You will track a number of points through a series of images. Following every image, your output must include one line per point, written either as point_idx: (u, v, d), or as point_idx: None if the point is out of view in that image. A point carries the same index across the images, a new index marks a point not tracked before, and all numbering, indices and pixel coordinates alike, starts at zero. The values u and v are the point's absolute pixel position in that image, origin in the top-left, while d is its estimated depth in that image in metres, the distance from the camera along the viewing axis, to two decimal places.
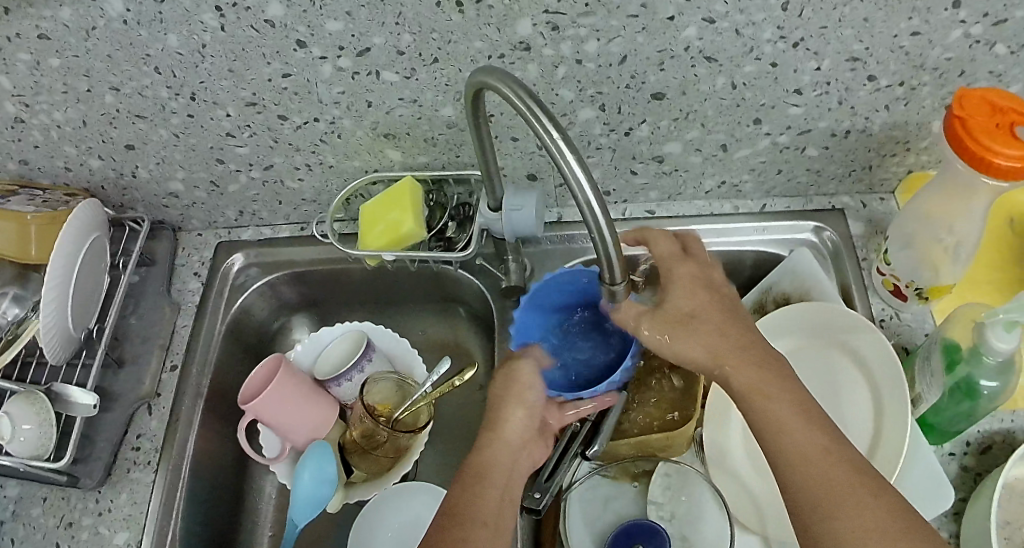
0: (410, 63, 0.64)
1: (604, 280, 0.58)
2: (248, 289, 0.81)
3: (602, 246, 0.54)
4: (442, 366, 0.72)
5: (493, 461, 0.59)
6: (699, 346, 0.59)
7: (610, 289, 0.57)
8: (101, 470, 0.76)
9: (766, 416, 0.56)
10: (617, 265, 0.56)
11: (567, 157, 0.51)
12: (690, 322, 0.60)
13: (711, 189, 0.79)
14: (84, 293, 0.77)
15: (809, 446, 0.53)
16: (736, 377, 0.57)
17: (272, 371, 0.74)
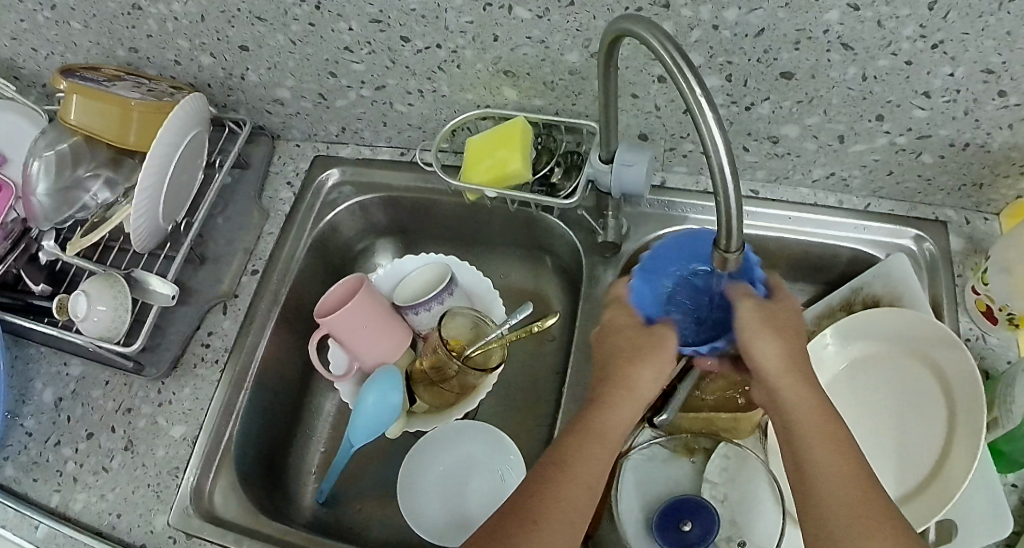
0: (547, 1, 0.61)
1: (717, 247, 0.53)
2: (339, 206, 0.81)
3: (723, 210, 0.50)
4: (523, 312, 0.72)
5: (578, 468, 0.56)
6: (781, 351, 0.57)
7: (723, 256, 0.52)
8: (168, 362, 0.77)
9: (816, 444, 0.55)
10: (734, 235, 0.51)
11: (703, 110, 0.48)
12: (777, 328, 0.58)
13: (819, 179, 0.78)
14: (178, 186, 0.78)
15: (849, 480, 0.53)
16: (786, 389, 0.57)
17: (352, 289, 0.74)
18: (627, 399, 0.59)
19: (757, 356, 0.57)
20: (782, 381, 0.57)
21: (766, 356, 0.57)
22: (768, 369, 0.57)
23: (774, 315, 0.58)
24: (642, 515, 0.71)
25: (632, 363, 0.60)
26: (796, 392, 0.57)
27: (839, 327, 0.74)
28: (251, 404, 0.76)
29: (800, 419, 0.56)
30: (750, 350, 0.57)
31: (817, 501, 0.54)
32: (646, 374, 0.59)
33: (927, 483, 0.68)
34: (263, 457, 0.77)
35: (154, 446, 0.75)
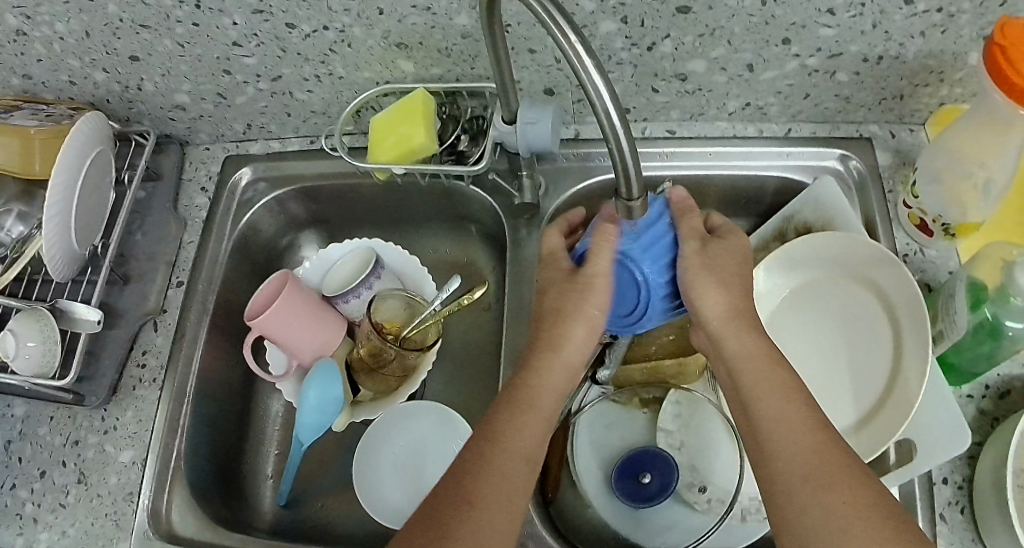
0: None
1: (620, 197, 0.54)
2: (255, 205, 0.79)
3: (617, 157, 0.50)
4: (452, 286, 0.71)
5: (500, 468, 0.52)
6: (723, 297, 0.56)
7: (627, 206, 0.53)
8: (107, 388, 0.76)
9: (764, 390, 0.53)
10: (635, 181, 0.52)
11: (584, 63, 0.47)
12: (722, 276, 0.56)
13: (735, 111, 0.76)
14: (89, 209, 0.76)
15: (795, 421, 0.51)
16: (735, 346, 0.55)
17: (279, 288, 0.73)
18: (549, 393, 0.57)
19: (706, 305, 0.56)
20: (727, 333, 0.56)
21: (714, 302, 0.56)
22: (707, 317, 0.56)
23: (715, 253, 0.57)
24: (604, 471, 0.71)
25: (560, 355, 0.58)
26: (742, 360, 0.55)
27: (775, 258, 0.72)
28: (197, 421, 0.75)
29: (745, 362, 0.55)
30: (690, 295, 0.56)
31: (771, 450, 0.51)
32: (576, 354, 0.58)
33: (881, 404, 0.67)
34: (220, 471, 0.76)
35: (106, 474, 0.75)
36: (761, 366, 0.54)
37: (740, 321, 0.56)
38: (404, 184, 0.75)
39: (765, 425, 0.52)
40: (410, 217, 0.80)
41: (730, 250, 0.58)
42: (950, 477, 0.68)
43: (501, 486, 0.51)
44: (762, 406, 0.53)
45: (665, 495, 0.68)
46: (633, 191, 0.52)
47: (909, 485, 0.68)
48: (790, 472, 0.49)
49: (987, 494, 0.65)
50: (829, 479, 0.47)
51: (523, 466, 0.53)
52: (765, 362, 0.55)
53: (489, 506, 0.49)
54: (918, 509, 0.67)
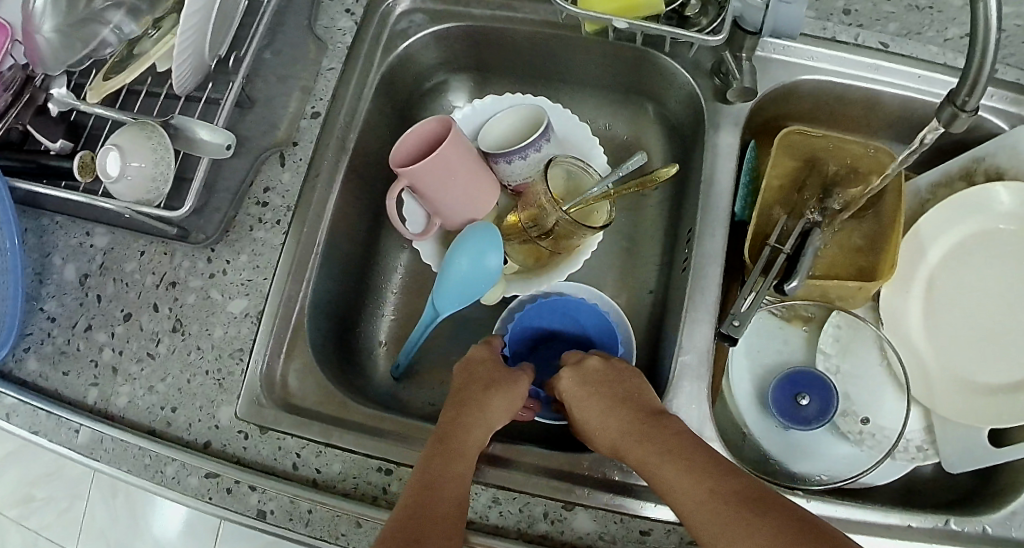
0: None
1: (950, 101, 0.48)
2: (412, 38, 0.70)
3: (975, 61, 0.45)
4: (636, 162, 0.62)
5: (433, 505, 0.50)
6: (617, 421, 0.55)
7: (958, 115, 0.47)
8: (219, 224, 0.67)
9: (681, 493, 0.50)
10: (981, 87, 0.46)
11: None
12: (607, 398, 0.57)
13: (952, 38, 0.68)
14: (223, 17, 0.64)
15: (714, 512, 0.48)
16: (628, 457, 0.54)
17: (436, 134, 0.64)
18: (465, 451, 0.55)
19: (597, 440, 0.57)
20: (622, 450, 0.55)
21: (602, 422, 0.56)
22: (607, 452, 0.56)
23: (582, 389, 0.58)
24: (757, 390, 0.68)
25: (475, 408, 0.57)
26: (640, 463, 0.53)
27: (961, 198, 0.69)
28: (322, 277, 0.67)
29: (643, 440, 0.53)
30: (586, 434, 0.58)
31: (686, 514, 0.49)
32: (495, 404, 0.58)
33: None
34: (339, 337, 0.69)
35: (209, 325, 0.66)
36: (635, 442, 0.54)
37: (614, 433, 0.55)
38: (596, 40, 0.67)
39: (671, 493, 0.50)
40: (579, 78, 0.73)
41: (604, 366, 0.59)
42: None
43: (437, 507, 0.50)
44: (661, 477, 0.51)
45: (823, 418, 0.65)
46: (970, 102, 0.47)
47: None
48: (708, 525, 0.48)
49: None
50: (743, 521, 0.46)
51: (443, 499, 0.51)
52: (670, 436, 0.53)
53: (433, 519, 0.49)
54: None
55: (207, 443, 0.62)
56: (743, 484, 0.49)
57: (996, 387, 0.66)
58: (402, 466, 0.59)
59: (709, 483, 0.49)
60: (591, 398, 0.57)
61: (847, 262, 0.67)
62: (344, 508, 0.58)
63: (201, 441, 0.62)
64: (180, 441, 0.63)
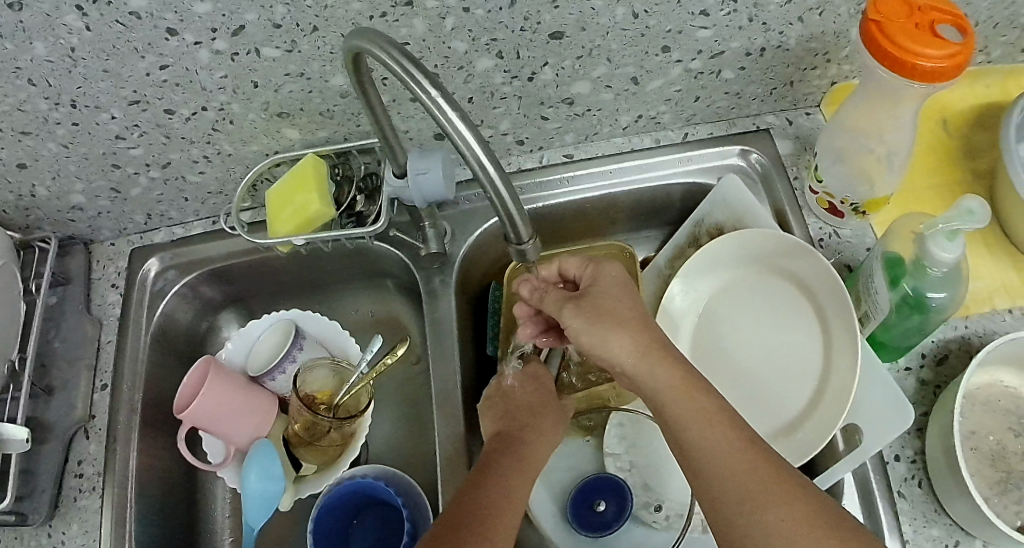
0: (252, 38, 0.60)
1: (510, 240, 0.56)
2: (168, 294, 0.78)
3: (503, 210, 0.53)
4: (374, 346, 0.70)
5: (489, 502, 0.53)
6: (630, 343, 0.56)
7: (517, 247, 0.56)
8: (49, 502, 0.73)
9: (684, 416, 0.53)
10: (522, 224, 0.54)
11: (447, 114, 0.48)
12: (612, 320, 0.57)
13: (629, 125, 0.76)
14: (2, 324, 0.73)
15: (724, 442, 0.51)
16: (617, 344, 0.56)
17: (202, 375, 0.71)
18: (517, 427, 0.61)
19: (611, 346, 0.57)
20: (644, 368, 0.56)
21: (617, 349, 0.57)
22: (618, 359, 0.57)
23: (593, 304, 0.59)
24: (557, 505, 0.71)
25: (537, 426, 0.62)
26: (660, 385, 0.55)
27: (693, 264, 0.72)
28: (144, 525, 0.72)
29: (662, 396, 0.55)
30: (597, 347, 0.57)
31: (702, 469, 0.52)
32: (549, 425, 0.63)
33: (823, 386, 0.67)
34: None
35: None
36: (662, 358, 0.56)
37: (635, 327, 0.57)
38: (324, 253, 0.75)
39: (693, 434, 0.52)
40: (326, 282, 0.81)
41: (608, 287, 0.60)
42: (902, 453, 0.69)
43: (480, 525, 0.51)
44: (681, 419, 0.53)
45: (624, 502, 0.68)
46: (522, 232, 0.55)
47: (863, 470, 0.68)
48: (727, 469, 0.51)
49: (938, 462, 0.65)
50: (768, 481, 0.50)
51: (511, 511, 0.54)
52: (683, 385, 0.54)
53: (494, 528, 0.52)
54: (874, 488, 0.67)
55: None
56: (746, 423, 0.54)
57: (774, 432, 0.68)
58: None
59: (745, 434, 0.52)
60: (612, 292, 0.59)
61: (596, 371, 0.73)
62: None
63: None
64: None
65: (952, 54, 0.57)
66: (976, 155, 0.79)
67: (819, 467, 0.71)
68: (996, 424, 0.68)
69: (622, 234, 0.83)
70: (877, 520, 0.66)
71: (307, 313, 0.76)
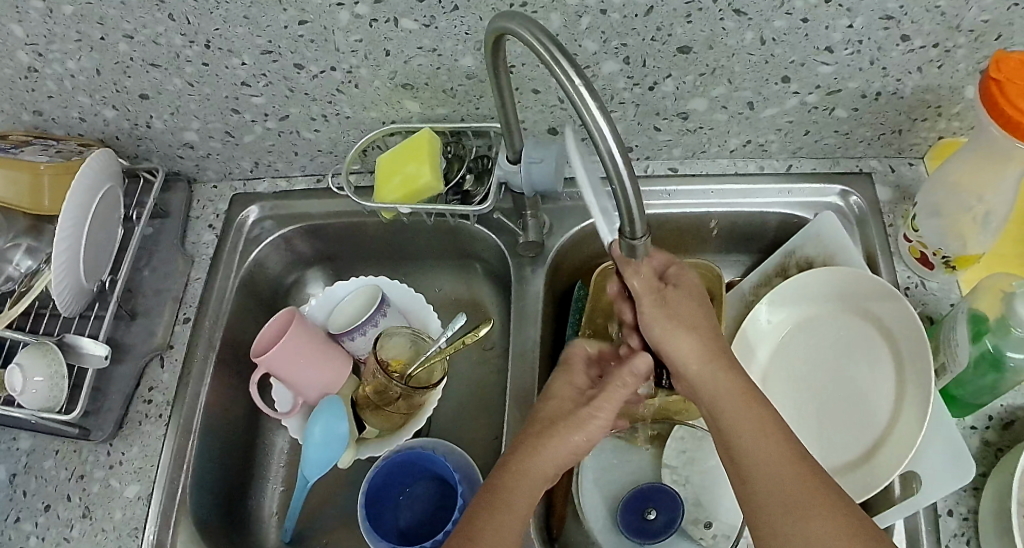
0: (394, 8, 0.61)
1: (621, 236, 0.54)
2: (262, 242, 0.80)
3: (623, 202, 0.51)
4: (456, 323, 0.72)
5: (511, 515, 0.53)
6: (696, 345, 0.58)
7: (629, 246, 0.54)
8: (114, 422, 0.75)
9: (737, 423, 0.55)
10: (639, 220, 0.52)
11: (589, 105, 0.48)
12: (686, 321, 0.58)
13: (736, 148, 0.77)
14: (97, 245, 0.76)
15: (773, 451, 0.53)
16: (675, 343, 0.58)
17: (285, 325, 0.73)
18: (582, 412, 0.58)
19: (674, 345, 0.58)
20: (705, 372, 0.57)
21: (682, 350, 0.58)
22: (683, 359, 0.58)
23: (671, 304, 0.59)
24: (608, 509, 0.72)
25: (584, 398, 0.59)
26: (722, 390, 0.56)
27: (778, 292, 0.74)
28: (201, 457, 0.74)
29: (721, 403, 0.56)
30: (663, 341, 0.59)
31: (748, 481, 0.53)
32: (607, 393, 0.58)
33: (880, 443, 0.67)
34: (227, 508, 0.76)
35: (110, 509, 0.73)
36: (723, 366, 0.57)
37: (704, 337, 0.58)
38: (416, 225, 0.77)
39: (743, 439, 0.54)
40: (415, 255, 0.83)
41: (686, 289, 0.60)
42: (956, 509, 0.69)
43: (493, 542, 0.52)
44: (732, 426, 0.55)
45: (675, 515, 0.69)
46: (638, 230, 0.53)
47: (915, 518, 0.69)
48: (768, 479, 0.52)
49: (994, 521, 0.66)
50: (808, 493, 0.51)
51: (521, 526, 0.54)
52: (743, 394, 0.56)
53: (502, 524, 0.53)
54: (923, 537, 0.68)
55: None
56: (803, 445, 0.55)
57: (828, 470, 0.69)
58: None
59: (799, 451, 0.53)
60: (686, 292, 0.60)
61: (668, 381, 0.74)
62: None
63: None
64: None
65: None
66: None
67: (871, 510, 0.71)
68: None
69: (709, 254, 0.84)
70: None
71: (398, 283, 0.78)
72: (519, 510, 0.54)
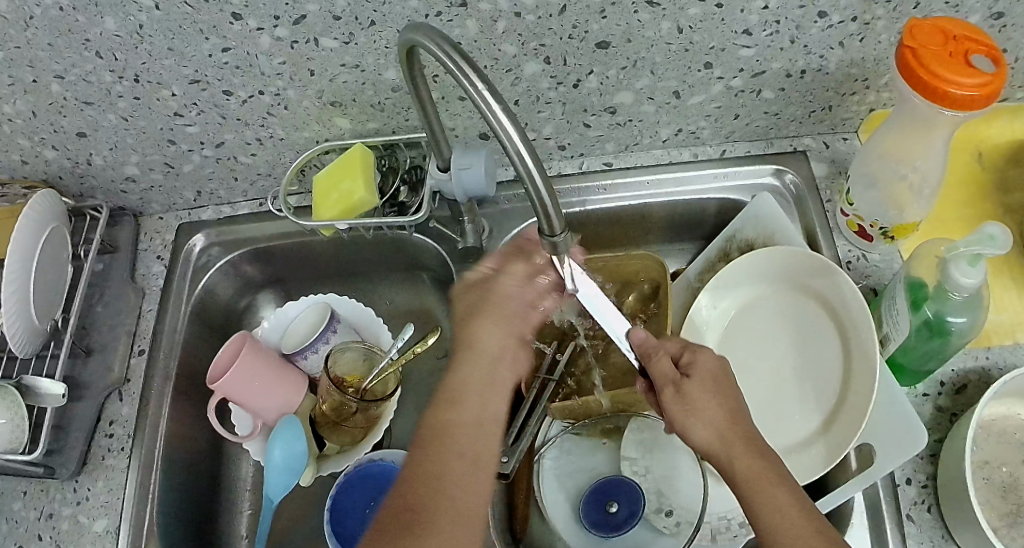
0: (312, 28, 0.62)
1: (542, 233, 0.55)
2: (211, 269, 0.81)
3: (536, 199, 0.52)
4: (405, 334, 0.73)
5: (463, 424, 0.54)
6: (713, 432, 0.56)
7: (549, 241, 0.54)
8: (77, 458, 0.76)
9: (760, 508, 0.52)
10: (555, 216, 0.53)
11: (491, 108, 0.49)
12: (705, 400, 0.57)
13: (669, 138, 0.78)
14: (47, 284, 0.76)
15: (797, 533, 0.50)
16: (694, 433, 0.57)
17: (236, 350, 0.73)
18: (495, 301, 0.59)
19: (693, 434, 0.57)
20: (728, 459, 0.55)
21: (702, 437, 0.56)
22: (705, 446, 0.56)
23: (689, 392, 0.58)
24: (572, 506, 0.72)
25: (490, 294, 0.59)
26: (744, 478, 0.54)
27: (722, 277, 0.74)
28: (167, 488, 0.75)
29: (743, 488, 0.53)
30: (681, 430, 0.57)
31: None
32: (508, 282, 0.59)
33: (839, 408, 0.68)
34: (197, 536, 0.76)
35: (80, 545, 0.73)
36: (746, 447, 0.55)
37: (725, 422, 0.56)
38: (361, 238, 0.78)
39: (771, 527, 0.51)
40: (364, 270, 0.83)
41: (705, 369, 0.59)
42: (915, 477, 0.70)
43: (456, 448, 0.52)
44: (759, 512, 0.52)
45: (637, 505, 0.70)
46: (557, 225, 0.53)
47: (872, 489, 0.70)
48: None
49: (949, 485, 0.66)
50: None
51: (487, 435, 0.54)
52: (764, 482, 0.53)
53: (457, 439, 0.53)
54: (883, 508, 0.69)
55: None
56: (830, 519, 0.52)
57: (792, 444, 0.69)
58: None
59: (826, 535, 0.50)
60: (706, 375, 0.59)
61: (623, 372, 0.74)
62: None
63: None
64: None
65: (984, 84, 0.59)
66: (1010, 190, 0.79)
67: (833, 483, 0.72)
68: (1009, 454, 0.69)
69: (655, 245, 0.85)
70: (882, 538, 0.68)
71: (346, 298, 0.78)
72: (472, 419, 0.54)
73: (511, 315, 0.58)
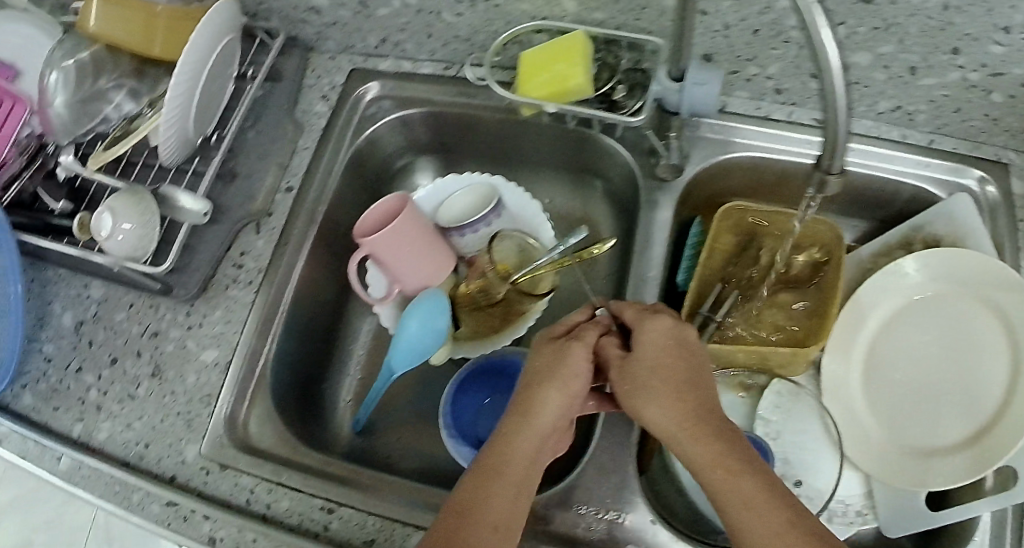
0: None
1: (816, 168, 0.49)
2: (379, 120, 0.78)
3: (828, 126, 0.46)
4: (576, 236, 0.69)
5: (500, 495, 0.51)
6: (665, 412, 0.53)
7: (823, 179, 0.49)
8: (198, 283, 0.73)
9: (730, 502, 0.48)
10: (839, 153, 0.47)
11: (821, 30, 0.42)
12: (662, 379, 0.54)
13: (884, 112, 0.75)
14: (208, 96, 0.72)
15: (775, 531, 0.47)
16: (646, 411, 0.54)
17: (393, 209, 0.70)
18: (561, 367, 0.56)
19: (648, 416, 0.54)
20: (686, 442, 0.52)
21: (655, 418, 0.53)
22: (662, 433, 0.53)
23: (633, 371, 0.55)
24: None
25: (558, 354, 0.57)
26: (702, 456, 0.50)
27: (896, 266, 0.71)
28: (286, 335, 0.72)
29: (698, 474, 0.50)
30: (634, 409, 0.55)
31: None
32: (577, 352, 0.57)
33: (986, 429, 0.64)
34: (302, 390, 0.74)
35: (183, 372, 0.72)
36: (703, 436, 0.51)
37: (677, 403, 0.53)
38: (538, 123, 0.74)
39: (752, 532, 0.47)
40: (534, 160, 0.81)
41: (656, 339, 0.56)
42: None
43: (489, 515, 0.50)
44: (732, 506, 0.48)
45: None
46: (835, 164, 0.48)
47: None
48: None
49: None
50: None
51: (519, 505, 0.52)
52: (716, 463, 0.50)
53: (496, 508, 0.50)
54: None
55: (173, 476, 0.67)
56: (818, 527, 0.47)
57: (911, 449, 0.68)
58: (342, 507, 0.64)
59: (795, 522, 0.47)
60: (665, 350, 0.55)
61: (774, 326, 0.72)
62: (286, 541, 0.63)
63: (168, 474, 0.68)
64: (149, 474, 0.68)
65: None
66: None
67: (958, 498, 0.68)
68: None
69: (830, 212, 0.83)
70: None
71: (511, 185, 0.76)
72: (503, 484, 0.52)
73: (576, 382, 0.56)
